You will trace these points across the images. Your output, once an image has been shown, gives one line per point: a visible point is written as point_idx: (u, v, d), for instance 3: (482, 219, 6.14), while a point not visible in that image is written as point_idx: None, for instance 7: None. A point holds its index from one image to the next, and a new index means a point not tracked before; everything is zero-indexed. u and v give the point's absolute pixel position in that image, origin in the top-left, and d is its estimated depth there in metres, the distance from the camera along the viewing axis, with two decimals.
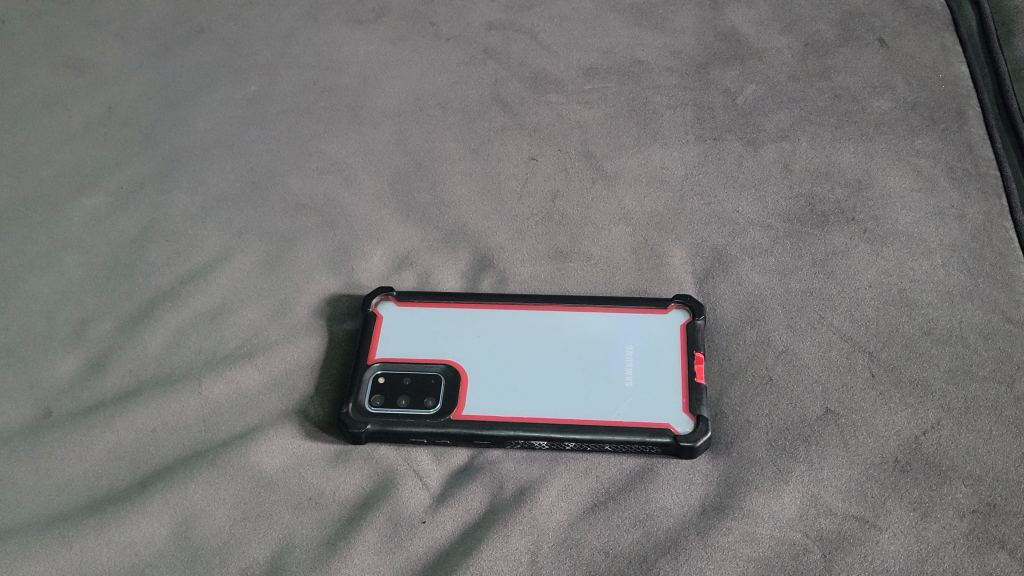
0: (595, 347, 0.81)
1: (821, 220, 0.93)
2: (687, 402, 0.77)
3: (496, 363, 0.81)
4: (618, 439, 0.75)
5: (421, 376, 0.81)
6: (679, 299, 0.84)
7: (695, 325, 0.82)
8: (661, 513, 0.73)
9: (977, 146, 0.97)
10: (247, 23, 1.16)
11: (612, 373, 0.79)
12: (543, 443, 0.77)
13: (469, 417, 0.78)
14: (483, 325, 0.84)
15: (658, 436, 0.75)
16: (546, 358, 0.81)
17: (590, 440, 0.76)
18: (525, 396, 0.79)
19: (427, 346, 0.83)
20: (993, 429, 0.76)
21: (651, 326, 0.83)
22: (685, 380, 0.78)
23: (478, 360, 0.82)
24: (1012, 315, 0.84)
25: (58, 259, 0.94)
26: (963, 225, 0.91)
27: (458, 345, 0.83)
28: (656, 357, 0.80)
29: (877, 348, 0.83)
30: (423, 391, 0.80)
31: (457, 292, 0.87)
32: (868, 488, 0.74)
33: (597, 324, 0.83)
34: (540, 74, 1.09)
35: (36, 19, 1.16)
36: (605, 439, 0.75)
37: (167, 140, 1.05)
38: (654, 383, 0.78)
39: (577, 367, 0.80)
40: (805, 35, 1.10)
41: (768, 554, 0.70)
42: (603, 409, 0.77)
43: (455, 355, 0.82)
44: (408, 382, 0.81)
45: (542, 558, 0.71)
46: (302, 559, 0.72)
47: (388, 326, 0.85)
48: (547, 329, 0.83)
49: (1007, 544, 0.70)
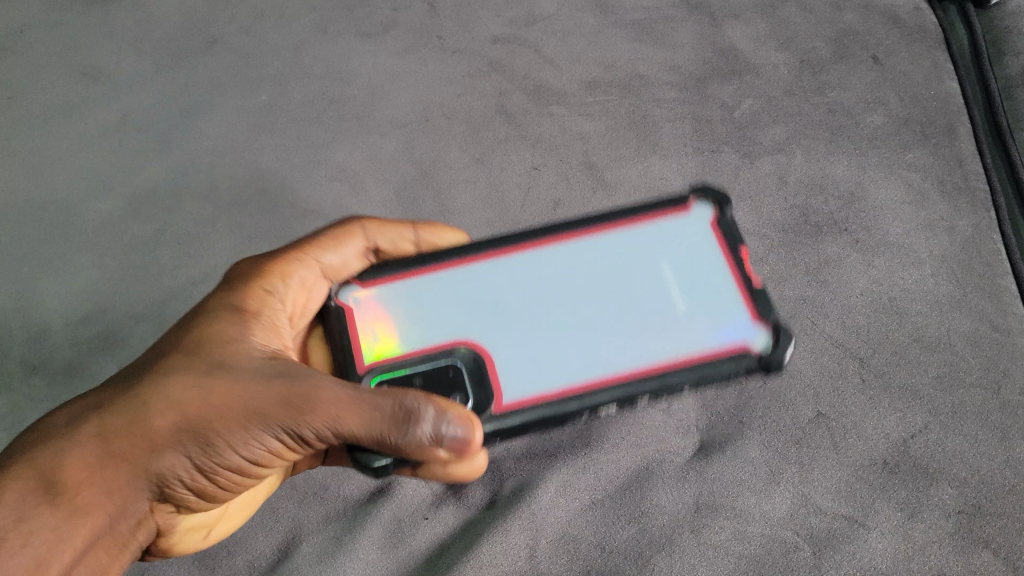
0: (633, 279, 0.70)
1: (815, 230, 0.96)
2: (756, 310, 0.68)
3: (519, 332, 0.69)
4: (699, 376, 0.66)
5: (432, 372, 0.68)
6: (699, 194, 0.73)
7: (723, 219, 0.72)
8: (656, 510, 0.77)
9: (967, 160, 1.00)
10: (260, 34, 1.14)
11: (662, 303, 0.69)
12: (612, 407, 0.66)
13: (512, 405, 0.66)
14: (483, 284, 0.71)
15: (742, 360, 0.66)
16: (575, 308, 0.69)
17: (665, 387, 0.66)
18: (570, 362, 0.67)
19: (421, 332, 0.70)
20: (979, 433, 0.81)
21: (680, 233, 0.72)
22: (744, 288, 0.69)
23: (493, 333, 0.69)
24: (998, 324, 0.88)
25: (74, 261, 0.98)
26: (953, 237, 0.95)
27: (462, 319, 0.70)
28: (704, 275, 0.70)
29: (868, 354, 0.86)
30: (443, 387, 0.68)
31: (435, 254, 0.73)
32: (857, 488, 0.78)
33: (624, 252, 0.72)
34: (543, 87, 1.10)
35: (51, 28, 1.14)
36: (683, 382, 0.66)
37: (180, 147, 1.07)
38: (710, 302, 0.69)
39: (619, 308, 0.69)
40: (800, 52, 1.10)
41: (759, 551, 0.75)
42: (665, 347, 0.67)
43: (462, 334, 0.69)
44: (417, 385, 0.68)
45: (540, 552, 0.76)
46: (308, 552, 0.77)
47: (359, 314, 0.72)
48: (564, 273, 0.71)
49: (991, 543, 0.75)
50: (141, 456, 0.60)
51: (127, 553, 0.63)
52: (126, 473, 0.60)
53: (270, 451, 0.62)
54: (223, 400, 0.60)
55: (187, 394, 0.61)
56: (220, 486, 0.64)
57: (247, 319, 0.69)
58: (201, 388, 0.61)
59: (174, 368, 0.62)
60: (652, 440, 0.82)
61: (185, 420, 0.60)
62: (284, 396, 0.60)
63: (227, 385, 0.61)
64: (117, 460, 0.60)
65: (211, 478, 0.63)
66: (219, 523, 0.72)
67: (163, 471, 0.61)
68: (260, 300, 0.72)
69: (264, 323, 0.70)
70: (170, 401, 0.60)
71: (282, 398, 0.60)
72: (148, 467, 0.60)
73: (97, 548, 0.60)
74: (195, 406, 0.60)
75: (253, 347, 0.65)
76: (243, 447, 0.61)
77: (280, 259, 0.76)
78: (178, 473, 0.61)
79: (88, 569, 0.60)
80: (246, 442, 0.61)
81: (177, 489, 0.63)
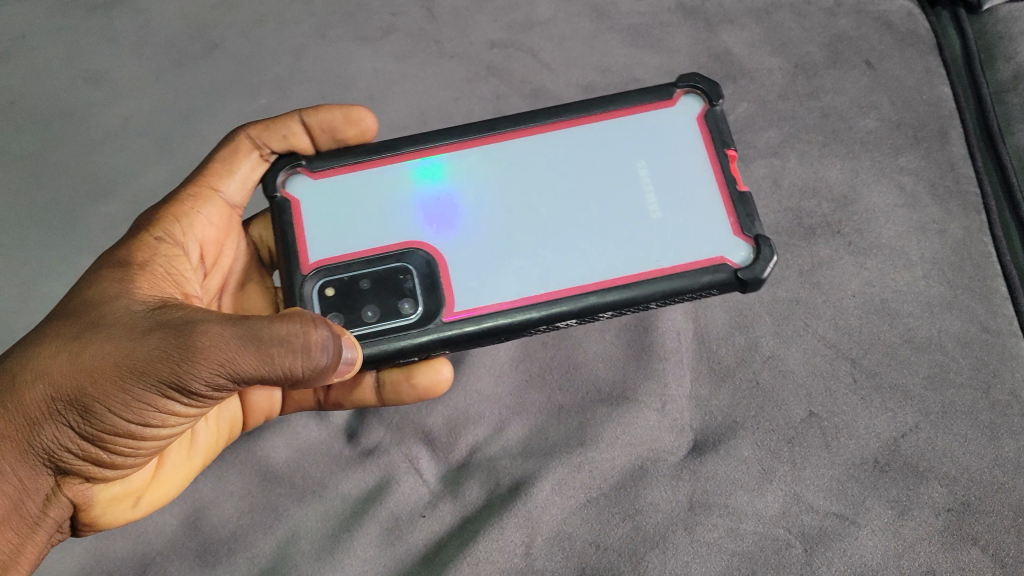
0: (612, 179, 0.76)
1: (808, 233, 0.97)
2: (734, 221, 0.74)
3: (491, 227, 0.76)
4: (666, 290, 0.72)
5: (386, 274, 0.75)
6: (688, 86, 0.79)
7: (710, 113, 0.78)
8: (650, 508, 0.79)
9: (959, 164, 1.01)
10: (259, 38, 1.15)
11: (637, 202, 0.75)
12: (572, 321, 0.73)
13: (464, 311, 0.73)
14: (464, 176, 0.78)
15: (717, 272, 0.72)
16: (562, 203, 0.76)
17: (631, 301, 0.73)
18: (537, 263, 0.74)
19: (373, 234, 0.76)
20: (968, 432, 0.83)
21: (665, 127, 0.79)
22: (726, 193, 0.75)
23: (477, 231, 0.76)
24: (988, 325, 0.89)
25: (76, 263, 0.99)
26: (944, 239, 0.96)
27: (424, 220, 0.76)
28: (687, 169, 0.76)
29: (860, 355, 0.87)
30: (393, 291, 0.74)
31: (434, 140, 0.79)
32: (849, 486, 0.80)
33: (613, 142, 0.78)
34: (540, 91, 1.11)
35: (47, 30, 1.14)
36: (652, 294, 0.72)
37: (180, 151, 1.08)
38: (687, 208, 0.75)
39: (596, 205, 0.76)
40: (795, 56, 1.11)
41: (752, 548, 0.77)
42: (641, 258, 0.73)
43: (431, 231, 0.76)
44: (367, 287, 0.74)
45: (535, 550, 0.78)
46: (307, 550, 0.79)
47: (312, 211, 0.77)
48: (552, 162, 0.78)
49: (979, 540, 0.77)
50: (23, 432, 0.60)
51: (41, 532, 0.65)
52: (12, 452, 0.60)
53: (157, 407, 0.62)
54: (93, 363, 0.59)
55: (56, 363, 0.60)
56: (119, 452, 0.64)
57: (131, 274, 0.68)
58: (68, 356, 0.60)
59: (44, 340, 0.62)
60: (647, 439, 0.83)
61: (61, 388, 0.60)
62: (153, 351, 0.59)
63: (96, 347, 0.60)
64: (0, 443, 0.60)
65: (103, 445, 0.63)
66: (146, 491, 0.73)
67: (52, 438, 0.61)
68: (151, 249, 0.73)
69: (154, 273, 0.70)
70: (40, 372, 0.60)
71: (152, 353, 0.59)
72: (32, 443, 0.61)
73: (3, 532, 0.62)
74: (64, 374, 0.60)
75: (132, 300, 0.64)
76: (124, 409, 0.61)
77: (177, 203, 0.78)
78: (63, 442, 0.62)
79: (2, 552, 0.63)
80: (128, 402, 0.60)
81: (69, 460, 0.63)
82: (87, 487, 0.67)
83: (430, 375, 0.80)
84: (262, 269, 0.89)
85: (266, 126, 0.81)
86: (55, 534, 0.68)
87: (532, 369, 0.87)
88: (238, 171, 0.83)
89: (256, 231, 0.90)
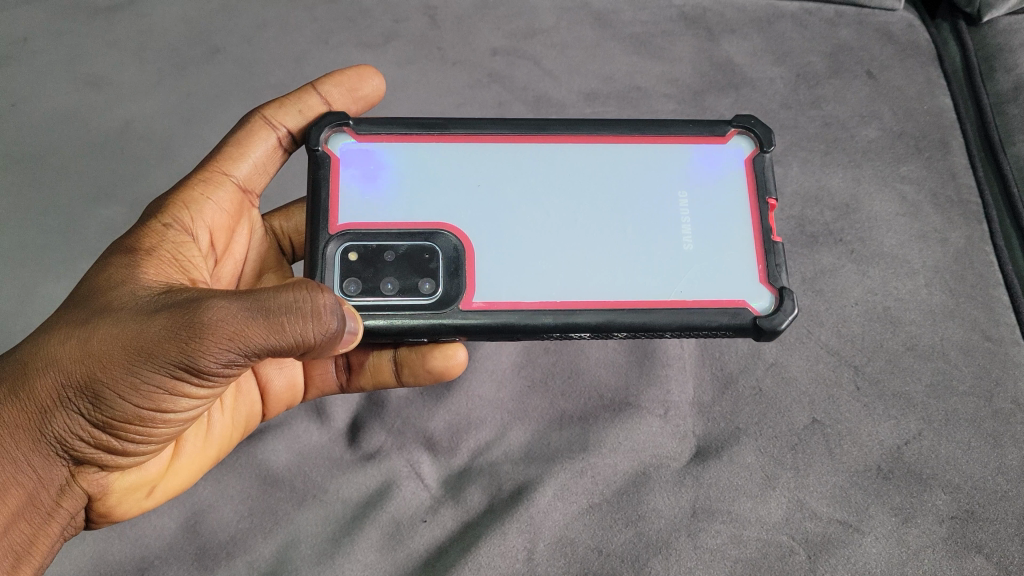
0: (647, 199, 0.75)
1: (810, 240, 0.97)
2: (762, 268, 0.73)
3: (521, 224, 0.74)
4: (681, 323, 0.71)
5: (411, 249, 0.73)
6: (742, 127, 0.77)
7: (760, 159, 0.77)
8: (653, 514, 0.79)
9: (960, 174, 1.02)
10: (261, 44, 1.15)
11: (670, 228, 0.74)
12: (585, 334, 0.72)
13: (482, 305, 0.71)
14: (501, 172, 0.75)
15: (734, 316, 0.71)
16: (596, 214, 0.74)
17: (648, 327, 0.71)
18: (559, 272, 0.72)
19: (404, 209, 0.74)
20: (971, 440, 0.83)
21: (714, 159, 0.77)
22: (759, 240, 0.74)
23: (505, 226, 0.74)
24: (991, 334, 0.90)
25: (77, 266, 0.99)
26: (946, 248, 0.96)
27: (457, 207, 0.74)
28: (727, 208, 0.75)
29: (862, 362, 0.88)
30: (415, 268, 0.72)
31: (481, 130, 0.76)
32: (852, 494, 0.80)
33: (657, 164, 0.76)
34: (542, 98, 1.12)
35: (48, 32, 1.13)
36: (666, 325, 0.71)
37: (182, 155, 1.08)
38: (717, 246, 0.74)
39: (627, 221, 0.74)
40: (797, 66, 1.12)
41: (756, 555, 0.77)
42: (663, 287, 0.72)
43: (462, 219, 0.74)
44: (390, 259, 0.72)
45: (538, 555, 0.77)
46: (307, 554, 0.78)
47: (349, 175, 0.75)
48: (592, 172, 0.76)
49: (983, 548, 0.77)
50: (34, 420, 0.60)
51: (55, 522, 0.64)
52: (24, 440, 0.61)
53: (167, 389, 0.61)
54: (102, 348, 0.59)
55: (66, 352, 0.60)
56: (132, 438, 0.63)
57: (138, 258, 0.67)
58: (76, 342, 0.60)
59: (54, 329, 0.62)
60: (649, 445, 0.82)
61: (73, 375, 0.60)
62: (161, 331, 0.58)
63: (104, 331, 0.59)
64: (10, 430, 0.60)
65: (114, 432, 0.62)
66: (161, 480, 0.72)
67: (63, 426, 0.61)
68: (157, 235, 0.72)
69: (161, 257, 0.69)
70: (51, 360, 0.60)
71: (159, 334, 0.58)
72: (43, 430, 0.61)
73: (18, 522, 0.62)
74: (73, 362, 0.60)
75: (137, 284, 0.64)
76: (134, 392, 0.60)
77: (185, 188, 0.78)
78: (74, 429, 0.61)
79: (14, 541, 0.62)
80: (138, 384, 0.60)
81: (81, 447, 0.62)
82: (102, 475, 0.66)
83: (443, 360, 0.80)
84: (281, 261, 0.90)
85: (282, 101, 0.83)
86: (70, 525, 0.67)
87: (535, 374, 0.87)
88: (251, 154, 0.82)
89: (274, 221, 0.91)
